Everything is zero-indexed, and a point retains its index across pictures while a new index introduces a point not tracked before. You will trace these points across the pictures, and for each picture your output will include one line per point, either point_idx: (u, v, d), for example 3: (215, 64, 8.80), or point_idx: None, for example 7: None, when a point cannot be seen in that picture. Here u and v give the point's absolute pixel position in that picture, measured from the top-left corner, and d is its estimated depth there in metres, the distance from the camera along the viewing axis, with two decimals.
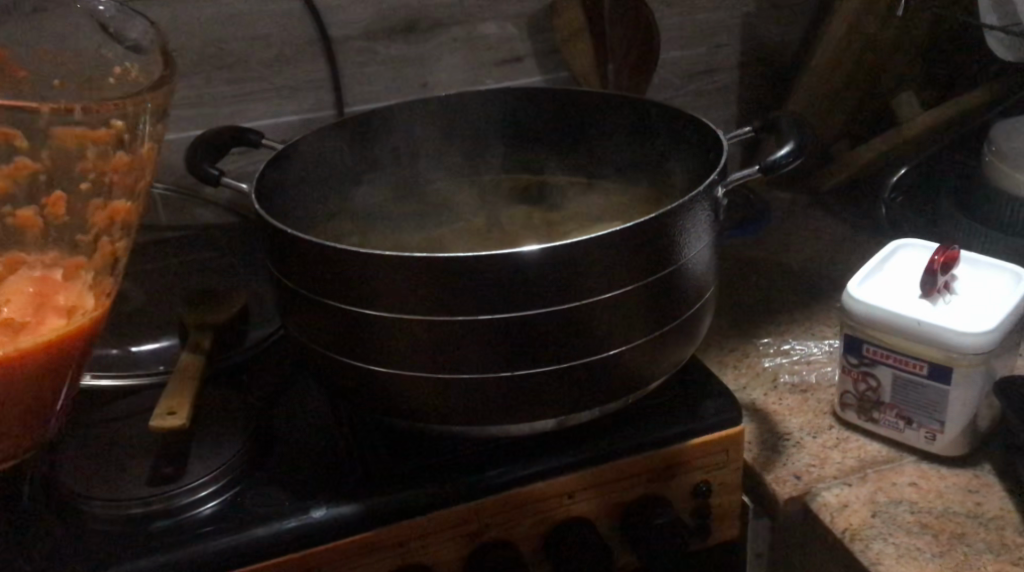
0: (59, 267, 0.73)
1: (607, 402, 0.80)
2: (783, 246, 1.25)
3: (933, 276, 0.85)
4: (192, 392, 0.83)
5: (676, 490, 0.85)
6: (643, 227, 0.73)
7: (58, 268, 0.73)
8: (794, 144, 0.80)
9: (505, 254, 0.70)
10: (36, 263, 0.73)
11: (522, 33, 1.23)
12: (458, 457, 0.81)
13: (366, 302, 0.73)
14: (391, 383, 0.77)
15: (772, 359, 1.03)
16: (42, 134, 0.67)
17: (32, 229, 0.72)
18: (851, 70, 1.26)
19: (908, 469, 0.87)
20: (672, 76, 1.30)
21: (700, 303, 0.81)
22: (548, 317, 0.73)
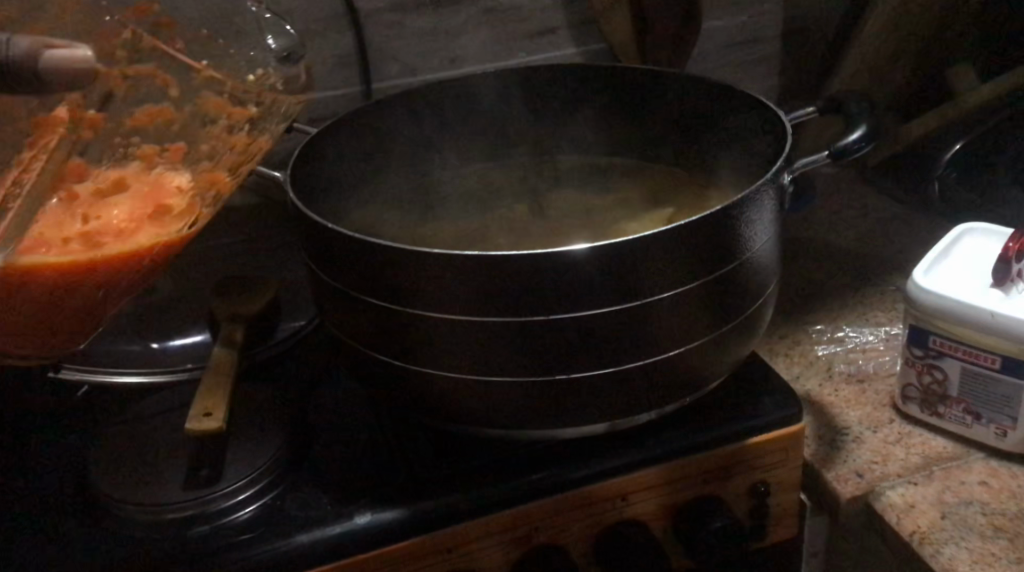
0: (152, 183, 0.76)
1: (663, 403, 0.76)
2: (831, 225, 1.20)
3: (1006, 264, 0.80)
4: (226, 392, 0.79)
5: (733, 490, 0.81)
6: (707, 220, 0.68)
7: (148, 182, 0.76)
8: (865, 127, 0.78)
9: (560, 252, 0.66)
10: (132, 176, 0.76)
11: (557, 3, 1.17)
12: (507, 460, 0.77)
13: (411, 302, 0.69)
14: (437, 385, 0.73)
15: (826, 347, 0.99)
16: (192, 97, 0.80)
17: (150, 159, 0.77)
18: (903, 40, 1.20)
19: (977, 467, 0.83)
20: (714, 46, 1.25)
21: (762, 297, 0.76)
22: (605, 318, 0.69)
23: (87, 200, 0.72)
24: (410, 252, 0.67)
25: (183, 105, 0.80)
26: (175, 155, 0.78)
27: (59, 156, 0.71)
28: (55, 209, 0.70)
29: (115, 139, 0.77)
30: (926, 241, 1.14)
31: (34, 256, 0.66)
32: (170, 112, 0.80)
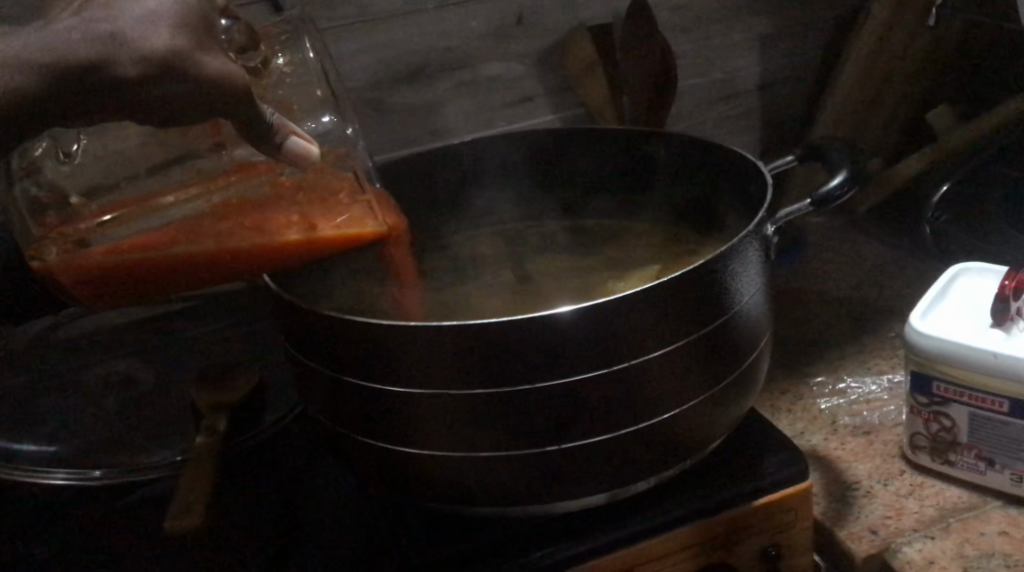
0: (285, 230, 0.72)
1: (662, 469, 0.73)
2: (824, 272, 1.18)
3: (1005, 302, 0.78)
4: (206, 483, 0.76)
5: (743, 555, 0.78)
6: (693, 275, 0.66)
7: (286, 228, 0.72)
8: (846, 173, 0.76)
9: (541, 317, 0.64)
10: (279, 217, 0.72)
11: (532, 70, 1.17)
12: (504, 539, 0.73)
13: (393, 378, 0.67)
14: (426, 464, 0.70)
15: (829, 400, 0.96)
16: (355, 201, 0.74)
17: (300, 216, 0.72)
18: (881, 87, 1.20)
19: (995, 516, 0.80)
20: (693, 104, 1.24)
21: (756, 351, 0.74)
22: (593, 383, 0.66)
23: (230, 219, 0.71)
24: (387, 326, 0.65)
25: (358, 200, 0.75)
26: (315, 221, 0.72)
27: (235, 188, 0.73)
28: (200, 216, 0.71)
29: (291, 193, 0.73)
30: (921, 284, 1.12)
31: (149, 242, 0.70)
32: (341, 201, 0.74)
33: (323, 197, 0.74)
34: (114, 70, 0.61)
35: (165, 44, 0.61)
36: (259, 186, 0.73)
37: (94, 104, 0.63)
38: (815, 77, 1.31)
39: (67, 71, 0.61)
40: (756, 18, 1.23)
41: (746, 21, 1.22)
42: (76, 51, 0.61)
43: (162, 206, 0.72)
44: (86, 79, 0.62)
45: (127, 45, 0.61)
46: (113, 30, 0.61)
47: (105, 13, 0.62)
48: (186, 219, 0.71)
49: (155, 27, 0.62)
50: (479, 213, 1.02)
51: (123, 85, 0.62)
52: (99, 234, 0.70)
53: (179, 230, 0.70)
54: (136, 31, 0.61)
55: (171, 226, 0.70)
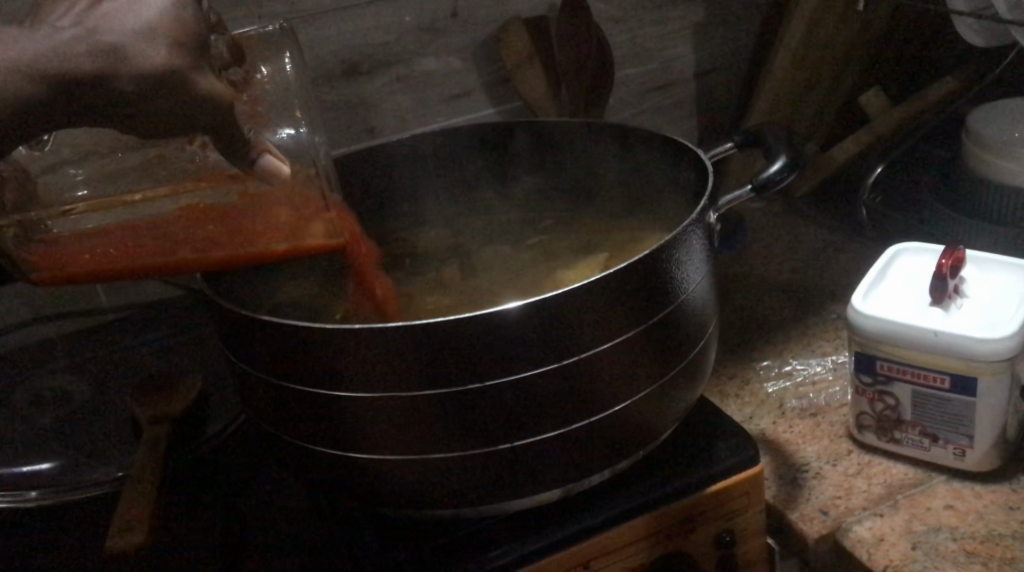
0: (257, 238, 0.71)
1: (617, 461, 0.73)
2: (765, 257, 1.19)
3: (943, 280, 0.79)
4: (150, 500, 0.73)
5: (698, 542, 0.78)
6: (640, 266, 0.66)
7: (257, 236, 0.71)
8: (784, 158, 0.76)
9: (487, 314, 0.63)
10: (249, 226, 0.70)
11: (469, 64, 1.16)
12: (461, 539, 0.73)
13: (339, 383, 0.66)
14: (376, 467, 0.69)
15: (776, 384, 0.97)
16: (319, 212, 0.71)
17: (269, 226, 0.71)
18: (814, 72, 1.21)
19: (941, 490, 0.81)
20: (629, 94, 1.24)
21: (704, 339, 0.74)
22: (544, 378, 0.66)
23: (200, 226, 0.70)
24: (331, 330, 0.64)
25: (324, 216, 0.71)
26: (284, 232, 0.71)
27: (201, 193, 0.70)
28: (168, 220, 0.70)
29: (257, 205, 0.70)
30: (860, 265, 1.13)
31: (121, 243, 0.70)
32: (308, 212, 0.71)
33: (295, 214, 0.71)
34: (113, 81, 0.62)
35: (162, 63, 0.62)
36: (223, 195, 0.70)
37: (89, 108, 0.64)
38: (749, 63, 1.32)
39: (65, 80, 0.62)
40: (689, 6, 1.23)
41: (680, 10, 1.23)
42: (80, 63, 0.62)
43: (128, 208, 0.70)
44: (83, 86, 0.62)
45: (128, 61, 0.62)
46: (112, 41, 0.62)
47: (101, 25, 0.62)
48: (154, 222, 0.70)
49: (153, 45, 0.62)
50: (420, 211, 1.01)
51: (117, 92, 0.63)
52: (60, 222, 0.70)
53: (150, 232, 0.70)
54: (134, 47, 0.62)
55: (140, 228, 0.70)
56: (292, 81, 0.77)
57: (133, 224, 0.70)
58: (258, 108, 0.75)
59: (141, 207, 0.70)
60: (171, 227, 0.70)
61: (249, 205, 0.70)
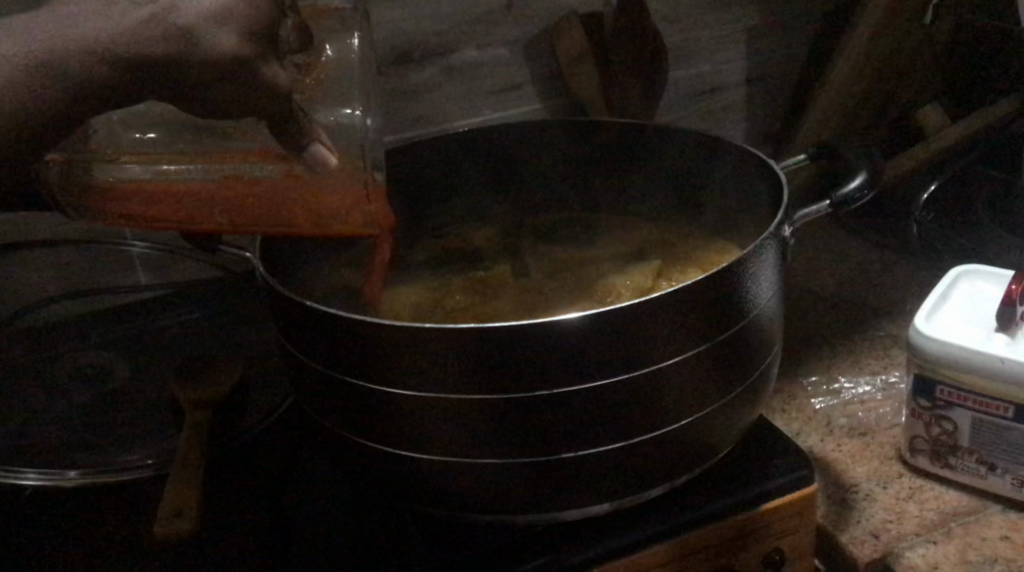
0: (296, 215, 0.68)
1: (674, 475, 0.71)
2: (811, 270, 1.17)
3: (1010, 306, 0.77)
4: (195, 487, 0.72)
5: (747, 560, 0.77)
6: (714, 279, 0.64)
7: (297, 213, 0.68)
8: (865, 174, 0.76)
9: (558, 322, 0.61)
10: (287, 204, 0.67)
11: (520, 58, 1.14)
12: (510, 544, 0.71)
13: (400, 381, 0.64)
14: (430, 469, 0.68)
15: (823, 400, 0.95)
16: (358, 199, 0.67)
17: (310, 206, 0.67)
18: (871, 83, 1.19)
19: (995, 521, 0.80)
20: (680, 96, 1.22)
21: (769, 354, 0.72)
22: (611, 388, 0.64)
23: (240, 199, 0.67)
24: (398, 328, 0.62)
25: (363, 205, 0.67)
26: (322, 215, 0.68)
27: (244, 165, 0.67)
28: (210, 188, 0.67)
29: (297, 184, 0.67)
30: (909, 283, 1.11)
31: (160, 203, 0.67)
32: (348, 199, 0.67)
33: (341, 201, 0.67)
34: (185, 65, 0.62)
35: (232, 50, 0.61)
36: (266, 170, 0.67)
37: (156, 87, 0.63)
38: (801, 71, 1.29)
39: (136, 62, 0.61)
40: (746, 11, 1.21)
41: (736, 13, 1.21)
42: (152, 46, 0.61)
43: (172, 167, 0.68)
44: (153, 71, 0.62)
45: (200, 46, 0.61)
46: (185, 23, 0.61)
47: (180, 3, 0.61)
48: (197, 188, 0.67)
49: (224, 32, 0.61)
50: (470, 205, 0.99)
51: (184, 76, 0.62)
52: (100, 167, 0.69)
53: (191, 200, 0.67)
54: (203, 29, 0.61)
55: (179, 189, 0.67)
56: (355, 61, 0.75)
57: (175, 187, 0.67)
58: (317, 89, 0.72)
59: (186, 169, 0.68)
60: (213, 197, 0.67)
61: (289, 185, 0.67)
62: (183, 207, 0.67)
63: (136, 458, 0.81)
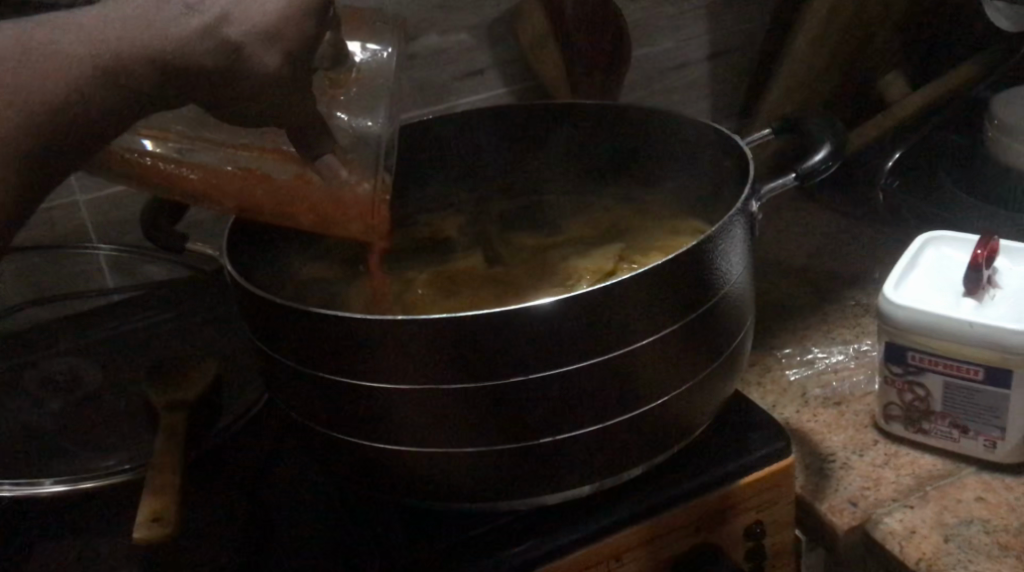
0: (307, 216, 0.70)
1: (654, 454, 0.72)
2: (781, 243, 1.18)
3: (977, 270, 0.79)
4: (174, 492, 0.71)
5: (728, 533, 0.77)
6: (685, 258, 0.65)
7: (308, 215, 0.70)
8: (829, 146, 0.77)
9: (530, 308, 0.61)
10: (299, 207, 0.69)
11: (483, 43, 1.13)
12: (493, 531, 0.72)
13: (374, 373, 0.64)
14: (409, 460, 0.68)
15: (798, 371, 0.96)
16: (366, 208, 0.70)
17: (320, 213, 0.70)
18: (832, 54, 1.19)
19: (970, 482, 0.81)
20: (643, 75, 1.22)
21: (742, 329, 0.73)
22: (585, 371, 0.64)
23: (256, 194, 0.69)
24: (370, 321, 0.62)
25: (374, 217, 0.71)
26: (332, 221, 0.70)
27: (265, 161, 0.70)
28: (230, 179, 0.69)
29: (310, 191, 0.69)
30: (877, 251, 1.12)
31: (182, 185, 0.69)
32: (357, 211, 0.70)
33: (352, 211, 0.70)
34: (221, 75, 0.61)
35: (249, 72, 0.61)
36: (283, 170, 0.69)
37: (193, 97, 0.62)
38: (763, 45, 1.30)
39: (183, 73, 0.60)
40: None
41: None
42: (200, 60, 0.59)
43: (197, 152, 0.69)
44: (199, 83, 0.60)
45: (244, 62, 0.60)
46: (234, 38, 0.59)
47: (231, 13, 0.60)
48: (219, 176, 0.69)
49: (268, 49, 0.60)
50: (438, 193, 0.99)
51: (225, 89, 0.61)
52: (125, 141, 0.68)
53: (210, 186, 0.69)
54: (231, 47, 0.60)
55: (202, 173, 0.68)
56: (384, 71, 0.76)
57: (197, 172, 0.68)
58: (343, 95, 0.73)
59: (211, 155, 0.69)
60: (233, 188, 0.69)
61: (302, 188, 0.69)
62: (204, 192, 0.69)
63: (111, 463, 0.80)
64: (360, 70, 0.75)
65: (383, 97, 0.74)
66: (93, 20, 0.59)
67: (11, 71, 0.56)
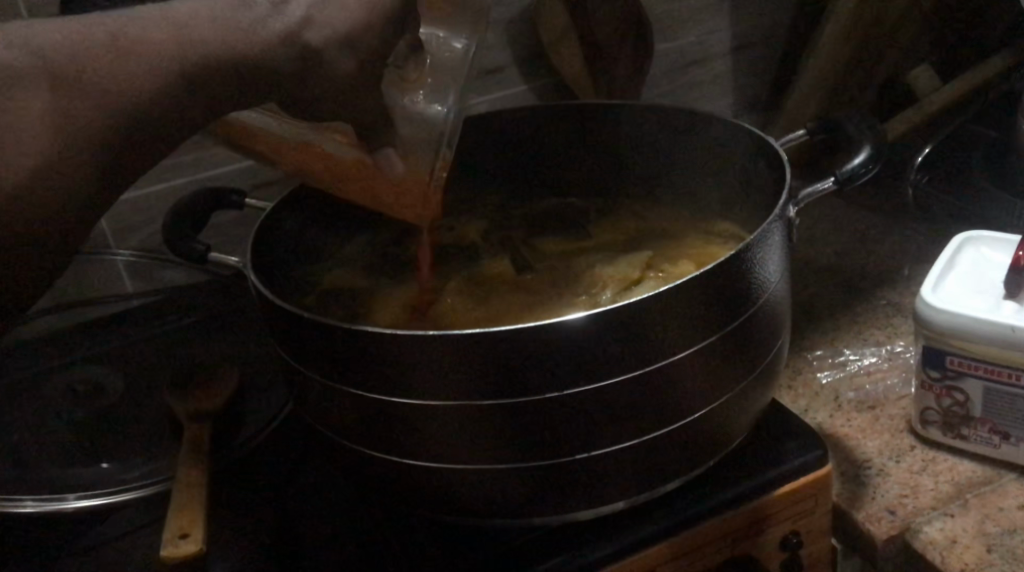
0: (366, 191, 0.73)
1: (690, 467, 0.70)
2: (808, 240, 1.16)
3: (1018, 272, 0.76)
4: (201, 508, 0.70)
5: (763, 544, 0.76)
6: (724, 267, 0.63)
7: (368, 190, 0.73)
8: (869, 149, 0.75)
9: (566, 323, 0.59)
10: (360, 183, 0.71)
11: (503, 40, 1.11)
12: (525, 545, 0.70)
13: (404, 389, 0.62)
14: (440, 476, 0.66)
15: (829, 374, 0.94)
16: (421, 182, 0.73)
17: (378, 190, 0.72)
18: (860, 47, 1.17)
19: (1012, 490, 0.79)
20: (665, 70, 1.20)
21: (779, 338, 0.71)
22: (621, 385, 0.62)
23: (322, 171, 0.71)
24: (401, 336, 0.60)
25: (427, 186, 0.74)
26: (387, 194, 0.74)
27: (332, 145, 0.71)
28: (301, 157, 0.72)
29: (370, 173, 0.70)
30: (908, 249, 1.10)
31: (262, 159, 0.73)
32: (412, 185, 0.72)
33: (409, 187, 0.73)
34: None
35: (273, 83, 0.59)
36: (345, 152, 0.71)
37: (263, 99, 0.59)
38: (786, 38, 1.27)
39: (258, 74, 0.57)
40: None
41: None
42: (274, 64, 0.57)
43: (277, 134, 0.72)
44: (269, 85, 0.58)
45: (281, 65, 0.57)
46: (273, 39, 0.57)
47: (313, 17, 0.57)
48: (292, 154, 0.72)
49: (342, 53, 0.58)
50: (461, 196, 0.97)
51: (294, 90, 0.59)
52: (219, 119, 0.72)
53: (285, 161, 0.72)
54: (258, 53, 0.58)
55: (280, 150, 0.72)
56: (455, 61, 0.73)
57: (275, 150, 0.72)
58: (409, 87, 0.71)
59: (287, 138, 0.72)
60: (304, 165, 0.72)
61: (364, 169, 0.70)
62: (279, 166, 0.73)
63: (136, 476, 0.79)
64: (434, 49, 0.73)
65: (459, 81, 0.73)
66: (177, 15, 0.55)
67: (88, 74, 0.53)
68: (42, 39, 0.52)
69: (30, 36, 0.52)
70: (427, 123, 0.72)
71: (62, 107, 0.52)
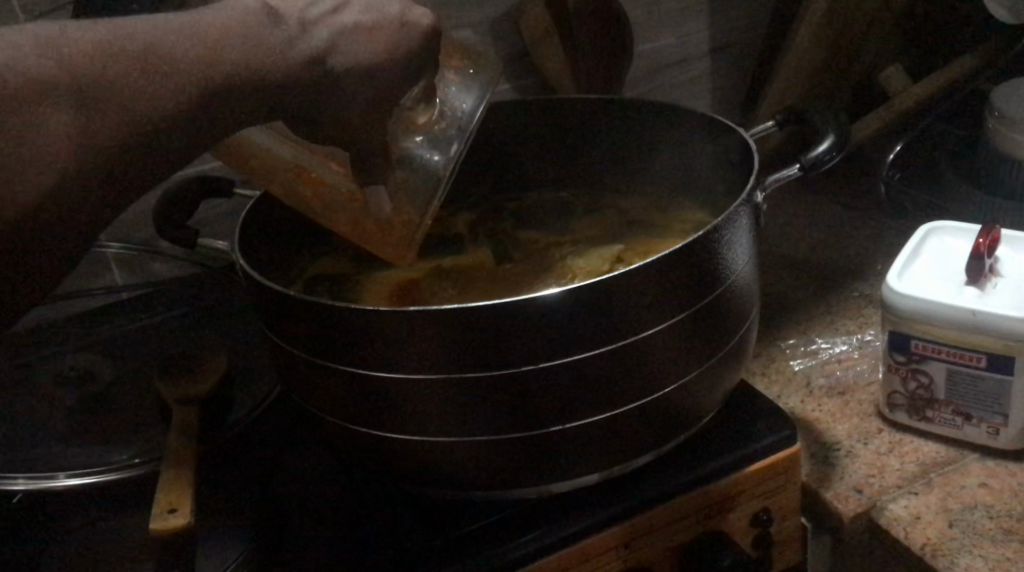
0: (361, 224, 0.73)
1: (662, 442, 0.73)
2: (784, 236, 1.19)
3: (979, 259, 0.80)
4: (189, 486, 0.72)
5: (734, 521, 0.78)
6: (691, 248, 0.66)
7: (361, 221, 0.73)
8: (833, 137, 0.78)
9: (538, 299, 0.62)
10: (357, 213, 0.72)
11: (486, 40, 1.14)
12: (504, 519, 0.73)
13: (385, 363, 0.65)
14: (419, 449, 0.69)
15: (802, 361, 0.97)
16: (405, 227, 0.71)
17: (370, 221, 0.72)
18: (833, 48, 1.20)
19: (974, 469, 0.82)
20: (643, 70, 1.23)
21: (748, 319, 0.74)
22: (592, 361, 0.65)
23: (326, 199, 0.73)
24: (384, 311, 0.62)
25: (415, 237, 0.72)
26: (376, 231, 0.73)
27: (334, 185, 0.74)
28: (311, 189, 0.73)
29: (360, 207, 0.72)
30: (880, 242, 1.13)
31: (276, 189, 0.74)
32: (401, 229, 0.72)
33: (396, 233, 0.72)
34: None
35: None
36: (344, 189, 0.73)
37: None
38: (763, 39, 1.30)
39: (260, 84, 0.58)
40: None
41: None
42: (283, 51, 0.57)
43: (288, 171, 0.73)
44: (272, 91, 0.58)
45: None
46: None
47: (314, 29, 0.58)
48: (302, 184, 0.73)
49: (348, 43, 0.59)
50: None
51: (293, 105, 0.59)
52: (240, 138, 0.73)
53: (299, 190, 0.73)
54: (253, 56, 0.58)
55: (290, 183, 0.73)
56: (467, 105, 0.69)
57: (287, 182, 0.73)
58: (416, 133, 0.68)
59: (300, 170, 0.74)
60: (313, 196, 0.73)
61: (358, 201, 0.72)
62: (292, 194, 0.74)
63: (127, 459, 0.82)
64: (444, 98, 0.69)
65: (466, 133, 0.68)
66: (184, 19, 0.55)
67: (116, 89, 0.52)
68: (75, 49, 0.52)
69: (64, 46, 0.52)
70: (424, 171, 0.68)
71: (86, 123, 0.52)
